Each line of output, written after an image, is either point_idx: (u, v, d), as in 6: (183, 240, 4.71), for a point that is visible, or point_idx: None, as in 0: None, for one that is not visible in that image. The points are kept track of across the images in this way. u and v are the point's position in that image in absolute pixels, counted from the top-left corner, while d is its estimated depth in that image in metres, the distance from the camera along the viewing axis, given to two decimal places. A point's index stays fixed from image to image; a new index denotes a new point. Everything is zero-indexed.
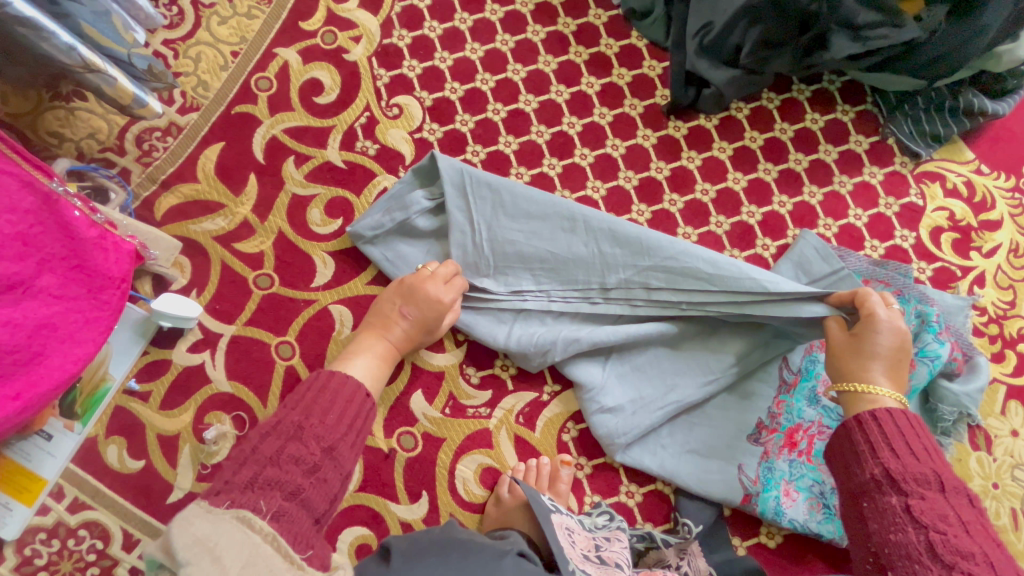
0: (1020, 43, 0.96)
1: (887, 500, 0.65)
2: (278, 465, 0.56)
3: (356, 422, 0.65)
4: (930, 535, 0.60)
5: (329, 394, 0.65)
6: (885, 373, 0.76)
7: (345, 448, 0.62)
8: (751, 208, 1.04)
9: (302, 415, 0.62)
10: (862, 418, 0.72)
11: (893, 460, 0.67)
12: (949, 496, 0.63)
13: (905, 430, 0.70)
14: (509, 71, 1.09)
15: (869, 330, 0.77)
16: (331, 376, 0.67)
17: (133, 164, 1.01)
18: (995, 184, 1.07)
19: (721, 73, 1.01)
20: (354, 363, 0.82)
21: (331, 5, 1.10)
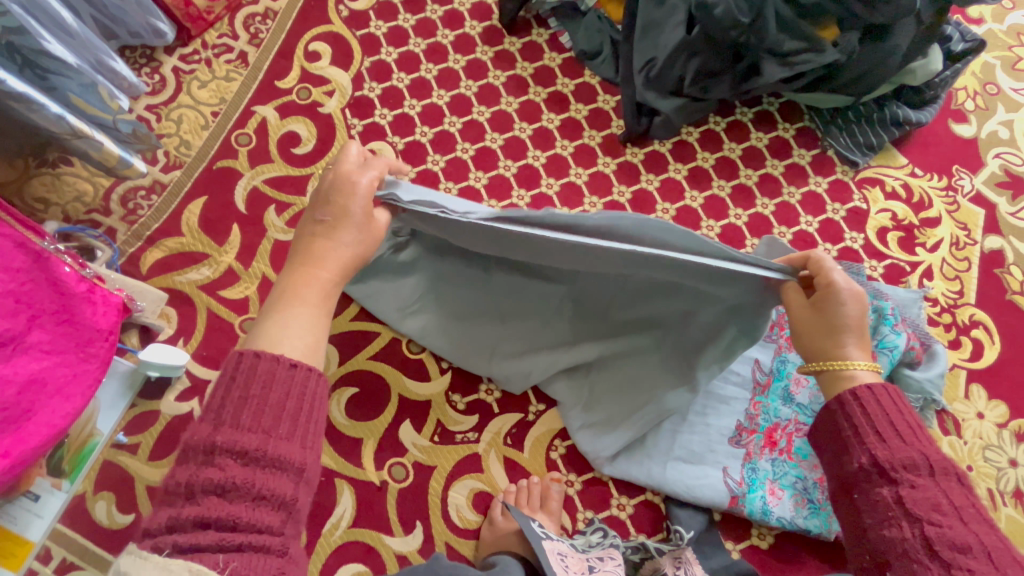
0: (930, 59, 1.07)
1: (878, 492, 0.61)
2: (198, 500, 0.45)
3: (293, 407, 0.50)
4: (926, 529, 0.57)
5: (240, 387, 0.50)
6: (857, 345, 0.69)
7: (284, 443, 0.48)
8: (710, 222, 1.12)
9: (212, 424, 0.48)
10: (844, 399, 0.67)
11: (880, 446, 0.63)
12: (940, 480, 0.60)
13: (889, 407, 0.65)
14: (475, 113, 1.17)
15: (834, 302, 0.68)
16: (248, 366, 0.51)
17: (119, 223, 1.06)
18: (930, 185, 1.16)
19: (669, 103, 1.10)
20: (287, 335, 0.56)
21: (304, 65, 1.18)
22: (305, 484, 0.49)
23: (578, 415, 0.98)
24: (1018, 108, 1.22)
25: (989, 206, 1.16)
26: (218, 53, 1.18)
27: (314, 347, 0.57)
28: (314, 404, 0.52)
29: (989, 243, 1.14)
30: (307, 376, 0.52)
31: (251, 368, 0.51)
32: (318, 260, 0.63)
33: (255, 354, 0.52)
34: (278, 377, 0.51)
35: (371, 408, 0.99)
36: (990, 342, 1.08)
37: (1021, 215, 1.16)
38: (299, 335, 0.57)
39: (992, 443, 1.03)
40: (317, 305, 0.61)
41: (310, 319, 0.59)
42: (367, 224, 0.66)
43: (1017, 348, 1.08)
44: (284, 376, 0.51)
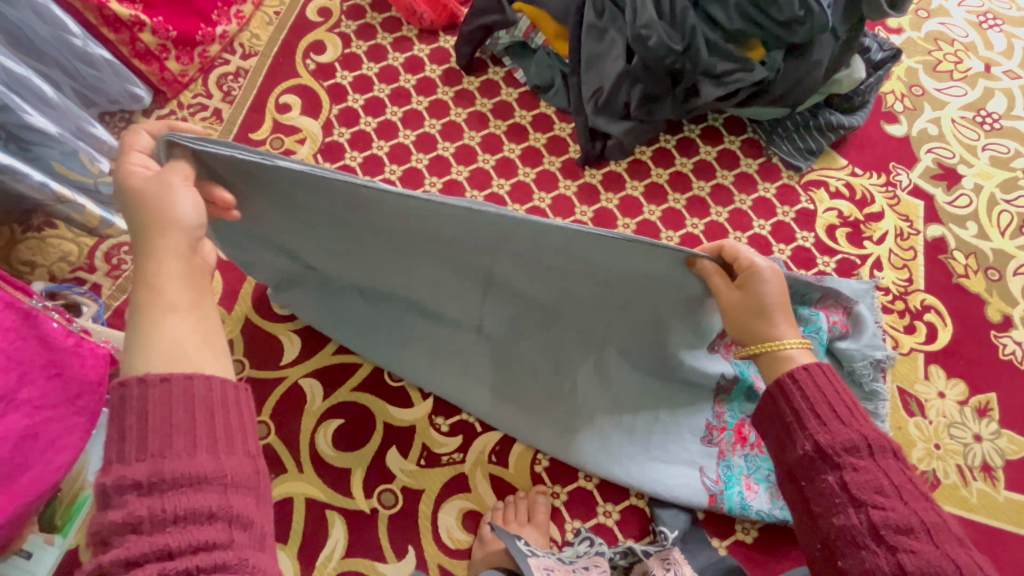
0: (853, 68, 1.17)
1: (824, 479, 0.62)
2: (115, 541, 0.42)
3: (193, 419, 0.47)
4: (870, 513, 0.58)
5: (118, 421, 0.45)
6: (785, 323, 0.73)
7: (184, 460, 0.45)
8: (669, 233, 1.18)
9: (106, 466, 0.45)
10: (783, 384, 0.68)
11: (821, 430, 0.64)
12: (880, 459, 0.61)
13: (825, 387, 0.66)
14: (440, 149, 1.24)
15: (752, 283, 0.73)
16: (118, 400, 0.46)
17: (104, 279, 1.10)
18: (870, 182, 1.24)
19: (619, 126, 1.17)
20: (153, 347, 0.50)
21: (276, 116, 1.25)
22: (233, 488, 0.46)
23: (536, 433, 0.99)
24: (944, 106, 1.31)
25: (927, 197, 1.24)
26: (194, 112, 1.25)
27: (191, 350, 0.51)
28: (212, 410, 0.48)
29: (931, 232, 1.21)
30: (191, 382, 0.48)
31: (119, 401, 0.46)
32: (157, 259, 0.54)
33: (121, 382, 0.47)
34: (154, 399, 0.46)
35: (357, 438, 1.02)
36: (943, 324, 1.14)
37: (958, 204, 1.23)
38: (163, 345, 0.50)
39: (956, 420, 1.07)
40: (186, 310, 0.53)
41: (176, 325, 0.52)
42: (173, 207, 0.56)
43: (969, 328, 1.14)
44: (161, 395, 0.47)
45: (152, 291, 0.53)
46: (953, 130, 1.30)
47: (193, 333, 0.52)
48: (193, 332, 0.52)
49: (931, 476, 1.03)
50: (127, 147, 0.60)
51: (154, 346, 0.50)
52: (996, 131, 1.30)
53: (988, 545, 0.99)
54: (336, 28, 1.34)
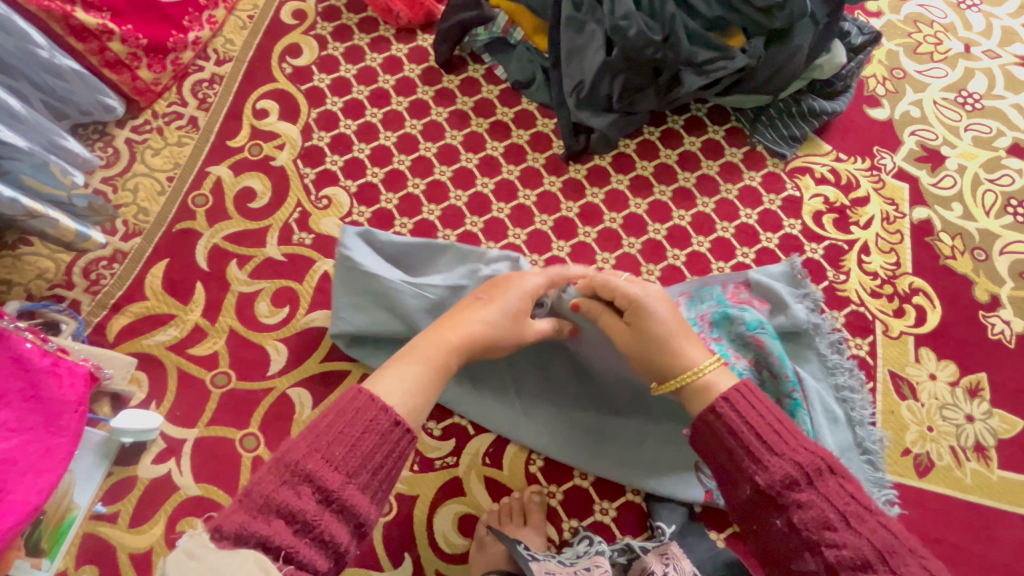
0: (834, 53, 1.16)
1: (773, 522, 0.61)
2: (275, 514, 0.52)
3: (375, 460, 0.58)
4: (825, 555, 0.57)
5: (342, 424, 0.58)
6: (689, 346, 0.74)
7: (357, 494, 0.56)
8: (656, 226, 1.18)
9: (307, 448, 0.56)
10: (708, 420, 0.67)
11: (759, 470, 0.63)
12: (820, 485, 0.60)
13: (750, 416, 0.66)
14: (422, 149, 1.22)
15: (637, 320, 0.77)
16: (353, 407, 0.59)
17: (83, 295, 1.08)
18: (855, 167, 1.24)
19: (601, 119, 1.16)
20: (391, 380, 0.66)
21: (254, 122, 1.23)
22: (357, 536, 0.56)
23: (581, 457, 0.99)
24: (925, 88, 1.31)
25: (912, 180, 1.24)
26: (169, 121, 1.22)
27: (418, 407, 0.66)
28: (393, 459, 0.60)
29: (917, 214, 1.21)
30: (400, 439, 0.60)
31: (352, 407, 0.59)
32: (448, 325, 0.75)
33: (369, 397, 0.60)
34: (373, 426, 0.59)
35: None
36: (932, 306, 1.14)
37: (942, 185, 1.24)
38: (402, 389, 0.65)
39: (948, 402, 1.07)
40: (423, 364, 0.69)
41: (416, 374, 0.68)
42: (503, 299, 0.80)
43: (957, 309, 1.14)
44: (379, 424, 0.59)
45: (432, 343, 0.72)
46: (935, 111, 1.29)
47: (425, 387, 0.67)
48: (427, 394, 0.67)
49: (924, 459, 1.03)
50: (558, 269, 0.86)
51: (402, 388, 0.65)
52: (977, 111, 1.30)
53: (983, 525, 0.99)
54: (312, 30, 1.32)
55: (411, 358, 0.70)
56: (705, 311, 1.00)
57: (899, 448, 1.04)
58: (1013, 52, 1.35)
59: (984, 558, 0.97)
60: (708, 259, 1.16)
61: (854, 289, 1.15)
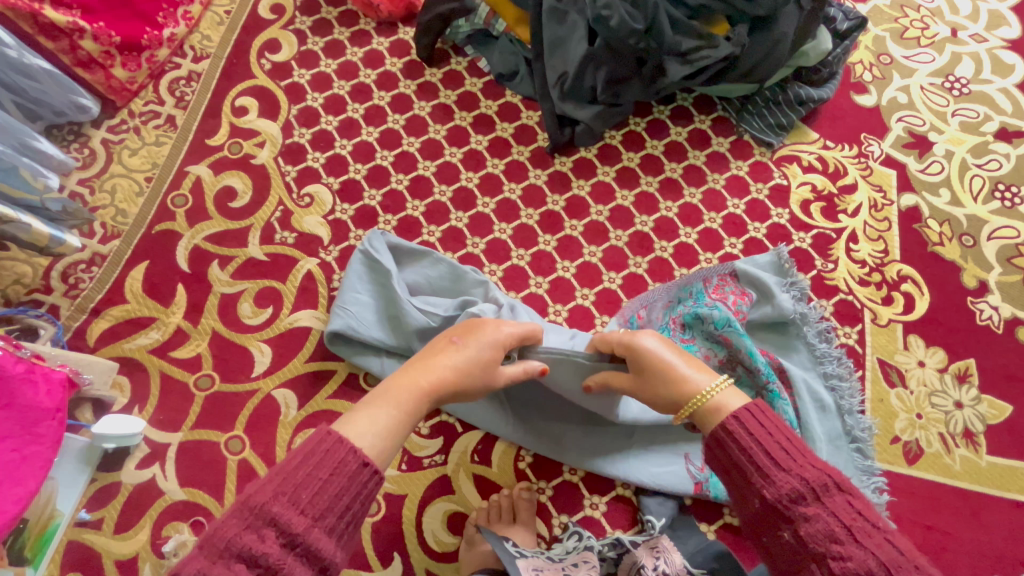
0: (819, 40, 1.15)
1: (780, 535, 0.60)
2: (235, 561, 0.51)
3: (343, 502, 0.57)
4: (830, 566, 0.56)
5: (308, 468, 0.56)
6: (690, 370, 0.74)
7: (322, 537, 0.55)
8: (643, 218, 1.17)
9: (272, 492, 0.54)
10: (718, 438, 0.67)
11: (766, 483, 0.62)
12: (826, 500, 0.59)
13: (758, 432, 0.65)
14: (405, 145, 1.21)
15: (634, 354, 0.78)
16: (319, 451, 0.58)
17: (62, 299, 1.06)
18: (842, 155, 1.23)
19: (586, 111, 1.15)
20: (364, 423, 0.63)
21: (233, 120, 1.21)
22: None
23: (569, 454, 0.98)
24: (912, 74, 1.30)
25: (899, 166, 1.23)
26: (146, 120, 1.20)
27: (388, 450, 0.63)
28: (362, 501, 0.59)
29: (905, 201, 1.20)
30: (369, 479, 0.59)
31: (319, 449, 0.58)
32: (425, 365, 0.72)
33: (338, 439, 0.59)
34: (340, 469, 0.58)
35: None
36: (920, 293, 1.13)
37: (930, 171, 1.23)
38: (375, 433, 0.63)
39: (937, 388, 1.07)
40: (397, 406, 0.67)
41: (390, 417, 0.65)
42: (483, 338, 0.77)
43: (945, 295, 1.13)
44: (348, 464, 0.59)
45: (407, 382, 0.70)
46: (922, 97, 1.29)
47: (397, 428, 0.65)
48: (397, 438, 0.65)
49: (914, 447, 1.03)
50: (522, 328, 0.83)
51: (373, 432, 0.63)
52: (965, 96, 1.29)
53: (972, 510, 1.00)
54: (291, 24, 1.30)
55: (380, 400, 0.67)
56: (677, 312, 1.01)
57: (888, 436, 1.04)
58: (1000, 36, 1.34)
59: (973, 544, 0.98)
60: (696, 250, 1.15)
61: (842, 277, 1.14)
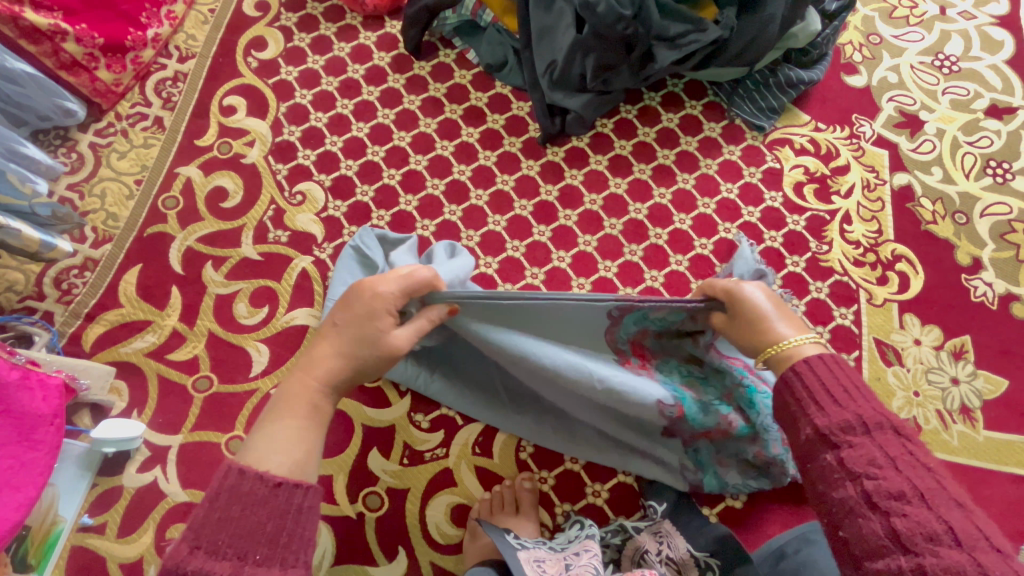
0: (809, 21, 1.14)
1: (822, 458, 0.59)
2: None
3: (272, 527, 0.53)
4: (865, 485, 0.55)
5: (219, 506, 0.52)
6: (782, 323, 0.71)
7: (259, 569, 0.51)
8: (636, 205, 1.16)
9: (188, 546, 0.51)
10: (790, 375, 0.65)
11: (819, 413, 0.61)
12: (877, 436, 0.57)
13: (822, 369, 0.63)
14: (396, 139, 1.20)
15: (732, 297, 0.72)
16: (229, 489, 0.53)
17: (56, 305, 1.05)
18: (834, 136, 1.23)
19: (576, 100, 1.14)
20: (266, 444, 0.59)
21: (221, 120, 1.20)
22: None
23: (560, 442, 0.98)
24: (902, 53, 1.30)
25: (891, 146, 1.23)
26: (133, 122, 1.18)
27: (305, 461, 0.60)
28: (297, 518, 0.54)
29: (898, 180, 1.21)
30: (295, 494, 0.55)
31: (227, 487, 0.53)
32: (313, 362, 0.66)
33: (241, 472, 0.54)
34: (256, 496, 0.54)
35: (337, 443, 1.00)
36: (915, 272, 1.14)
37: (922, 150, 1.23)
38: (284, 452, 0.59)
39: (934, 365, 1.08)
40: (301, 417, 0.63)
41: (294, 432, 0.61)
42: (366, 306, 0.67)
43: (940, 273, 1.14)
44: (259, 491, 0.54)
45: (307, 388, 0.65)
46: (913, 76, 1.28)
47: (303, 438, 0.61)
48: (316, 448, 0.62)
49: (911, 424, 1.04)
50: (400, 281, 0.69)
51: (278, 450, 0.59)
52: (955, 74, 1.29)
53: (970, 484, 1.01)
54: (276, 21, 1.28)
55: (280, 417, 0.62)
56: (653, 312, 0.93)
57: None
58: (989, 12, 1.33)
59: None
60: (690, 236, 1.15)
61: (837, 259, 1.14)
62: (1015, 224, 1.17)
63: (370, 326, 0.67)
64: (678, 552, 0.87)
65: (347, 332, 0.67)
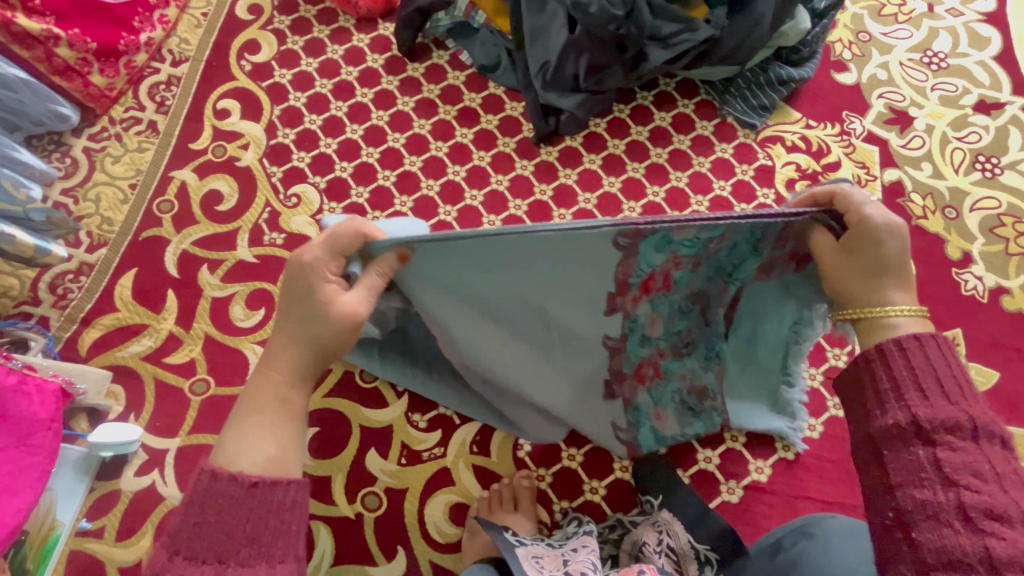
0: (799, 20, 1.14)
1: (913, 452, 0.56)
2: None
3: (253, 524, 0.53)
4: (962, 494, 0.52)
5: (195, 511, 0.52)
6: (897, 288, 0.64)
7: (245, 567, 0.52)
8: (630, 204, 1.17)
9: (169, 552, 0.52)
10: (885, 349, 0.61)
11: (921, 404, 0.57)
12: (983, 444, 0.54)
13: (937, 364, 0.58)
14: (390, 141, 1.20)
15: (870, 245, 0.62)
16: (203, 493, 0.53)
17: (51, 310, 1.05)
18: (825, 133, 1.24)
19: (569, 100, 1.15)
20: (240, 443, 0.59)
21: (215, 123, 1.20)
22: None
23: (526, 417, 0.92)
24: (891, 50, 1.31)
25: (882, 143, 1.24)
26: (127, 126, 1.18)
27: (279, 454, 0.60)
28: (279, 515, 0.55)
29: (888, 176, 1.22)
30: (273, 489, 0.55)
31: (202, 491, 0.54)
32: (270, 357, 0.64)
33: (212, 475, 0.54)
34: (233, 499, 0.54)
35: (335, 444, 1.00)
36: None
37: (912, 146, 1.24)
38: (257, 448, 0.59)
39: None
40: (273, 413, 0.62)
41: (266, 428, 0.61)
42: (310, 284, 0.63)
43: (931, 268, 1.15)
44: (233, 491, 0.54)
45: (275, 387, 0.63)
46: (902, 73, 1.30)
47: (275, 434, 0.61)
48: (293, 441, 0.62)
49: None
50: (335, 242, 0.62)
51: (251, 447, 0.59)
52: (943, 71, 1.30)
53: None
54: (269, 25, 1.29)
55: (247, 415, 0.62)
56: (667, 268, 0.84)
57: None
58: (976, 9, 1.35)
59: None
60: None
61: None
62: (1004, 218, 1.19)
63: (318, 303, 0.63)
64: (679, 542, 0.87)
65: (294, 315, 0.64)
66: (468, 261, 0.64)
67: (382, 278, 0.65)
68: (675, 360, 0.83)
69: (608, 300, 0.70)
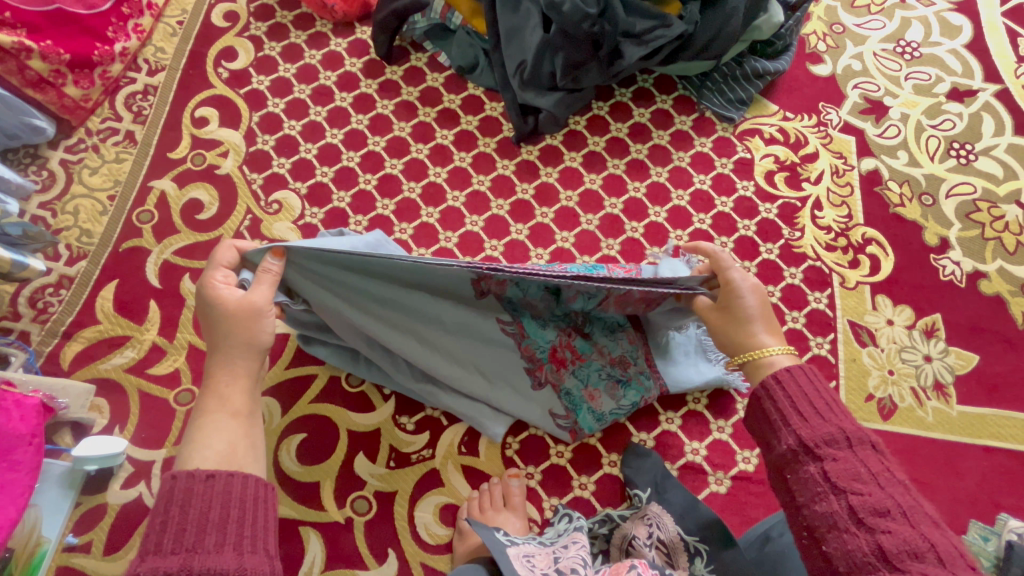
0: (771, 13, 1.15)
1: (805, 470, 0.59)
2: None
3: (219, 515, 0.53)
4: (850, 499, 0.55)
5: (161, 509, 0.52)
6: (767, 332, 0.74)
7: (213, 556, 0.51)
8: (612, 200, 1.18)
9: (136, 556, 0.51)
10: (766, 384, 0.66)
11: (802, 425, 0.62)
12: (858, 450, 0.58)
13: (806, 385, 0.64)
14: (370, 144, 1.20)
15: (733, 297, 0.75)
16: (165, 490, 0.53)
17: (31, 325, 1.04)
18: (802, 125, 1.25)
19: (547, 100, 1.16)
20: (196, 444, 0.60)
21: (193, 131, 1.20)
22: None
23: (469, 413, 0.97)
24: (865, 41, 1.33)
25: (858, 133, 1.26)
26: (104, 137, 1.18)
27: (234, 450, 0.60)
28: (243, 505, 0.55)
29: (865, 165, 1.23)
30: (233, 481, 0.56)
31: (167, 491, 0.54)
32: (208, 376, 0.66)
33: (173, 473, 0.55)
34: (196, 492, 0.54)
35: (323, 450, 1.00)
36: (885, 254, 1.16)
37: (888, 135, 1.26)
38: (211, 446, 0.60)
39: (907, 344, 1.10)
40: (227, 411, 0.63)
41: (221, 426, 0.62)
42: (214, 302, 0.67)
43: (910, 254, 1.17)
44: (196, 485, 0.54)
45: (218, 395, 0.64)
46: (876, 63, 1.31)
47: (227, 434, 0.61)
48: (242, 437, 0.62)
49: (888, 403, 1.07)
50: (216, 261, 0.69)
51: (208, 446, 0.59)
52: (916, 60, 1.32)
53: (948, 459, 1.03)
54: (246, 31, 1.28)
55: (201, 420, 0.62)
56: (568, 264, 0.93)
57: (862, 393, 1.07)
58: None
59: (952, 492, 1.01)
60: (665, 229, 1.16)
61: (809, 244, 1.17)
62: (980, 203, 1.20)
63: (217, 309, 0.66)
64: (667, 533, 0.88)
65: (206, 328, 0.67)
66: (342, 264, 0.75)
67: (269, 273, 0.69)
68: (583, 338, 0.93)
69: (473, 283, 0.80)
